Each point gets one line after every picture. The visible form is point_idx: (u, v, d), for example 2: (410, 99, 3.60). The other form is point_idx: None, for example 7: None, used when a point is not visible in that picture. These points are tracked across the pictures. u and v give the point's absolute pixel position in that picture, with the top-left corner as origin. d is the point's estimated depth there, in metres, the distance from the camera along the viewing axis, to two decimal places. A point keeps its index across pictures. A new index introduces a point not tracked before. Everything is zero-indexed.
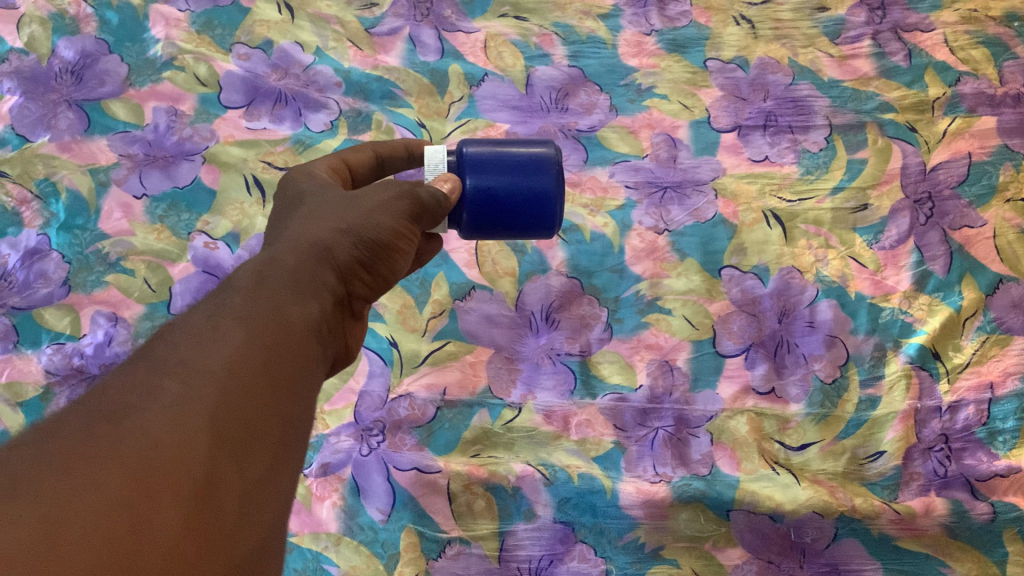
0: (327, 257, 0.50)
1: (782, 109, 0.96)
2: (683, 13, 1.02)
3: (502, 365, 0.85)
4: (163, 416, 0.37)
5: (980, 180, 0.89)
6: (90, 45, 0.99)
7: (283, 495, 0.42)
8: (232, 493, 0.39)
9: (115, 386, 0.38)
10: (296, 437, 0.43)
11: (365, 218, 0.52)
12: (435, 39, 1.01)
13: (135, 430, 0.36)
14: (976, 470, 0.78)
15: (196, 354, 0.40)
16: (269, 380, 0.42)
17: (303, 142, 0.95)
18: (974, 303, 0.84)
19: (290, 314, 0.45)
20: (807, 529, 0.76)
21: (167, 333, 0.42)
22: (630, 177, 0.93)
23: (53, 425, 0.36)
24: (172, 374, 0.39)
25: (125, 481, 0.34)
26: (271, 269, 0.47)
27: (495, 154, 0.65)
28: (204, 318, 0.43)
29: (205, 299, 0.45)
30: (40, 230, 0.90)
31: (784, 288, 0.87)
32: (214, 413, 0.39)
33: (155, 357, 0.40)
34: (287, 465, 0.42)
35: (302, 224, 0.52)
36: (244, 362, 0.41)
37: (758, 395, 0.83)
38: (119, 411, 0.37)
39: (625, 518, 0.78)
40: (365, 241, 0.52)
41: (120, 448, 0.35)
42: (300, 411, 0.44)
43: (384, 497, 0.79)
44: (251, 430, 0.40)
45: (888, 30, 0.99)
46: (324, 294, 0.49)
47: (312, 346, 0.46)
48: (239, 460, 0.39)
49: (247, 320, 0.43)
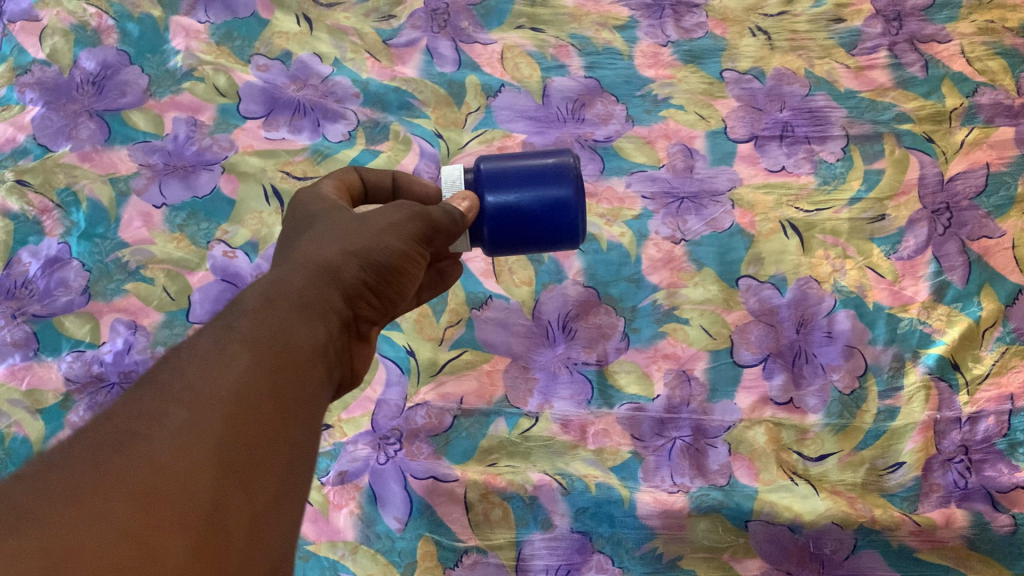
0: (333, 280, 0.51)
1: (799, 119, 0.96)
2: (700, 25, 1.03)
3: (519, 374, 0.85)
4: (169, 444, 0.38)
5: (998, 191, 0.88)
6: (111, 56, 1.00)
7: (290, 521, 0.43)
8: (242, 519, 0.39)
9: (123, 413, 0.39)
10: (301, 462, 0.44)
11: (374, 239, 0.53)
12: (452, 50, 1.02)
13: (141, 459, 0.37)
14: (997, 482, 0.77)
15: (202, 381, 0.41)
16: (275, 406, 0.43)
17: (321, 153, 0.95)
18: (994, 314, 0.83)
19: (297, 339, 0.46)
20: (827, 540, 0.75)
21: (173, 356, 0.42)
22: (646, 187, 0.94)
23: (57, 453, 0.37)
24: (179, 400, 0.40)
25: (133, 509, 0.35)
26: (277, 293, 0.48)
27: (513, 168, 0.65)
28: (210, 343, 0.43)
29: (212, 322, 0.46)
30: (61, 238, 0.91)
31: (802, 298, 0.87)
32: (221, 439, 0.39)
33: (161, 382, 0.40)
34: (293, 489, 0.43)
35: (309, 246, 0.52)
36: (250, 387, 0.42)
37: (777, 406, 0.82)
38: (126, 438, 0.37)
39: (643, 528, 0.77)
40: (373, 264, 0.52)
41: (127, 475, 0.36)
42: (304, 434, 0.44)
43: (401, 505, 0.79)
44: (258, 455, 0.41)
45: (904, 41, 0.99)
46: (330, 318, 0.50)
47: (318, 371, 0.47)
48: (247, 485, 0.40)
49: (254, 345, 0.44)
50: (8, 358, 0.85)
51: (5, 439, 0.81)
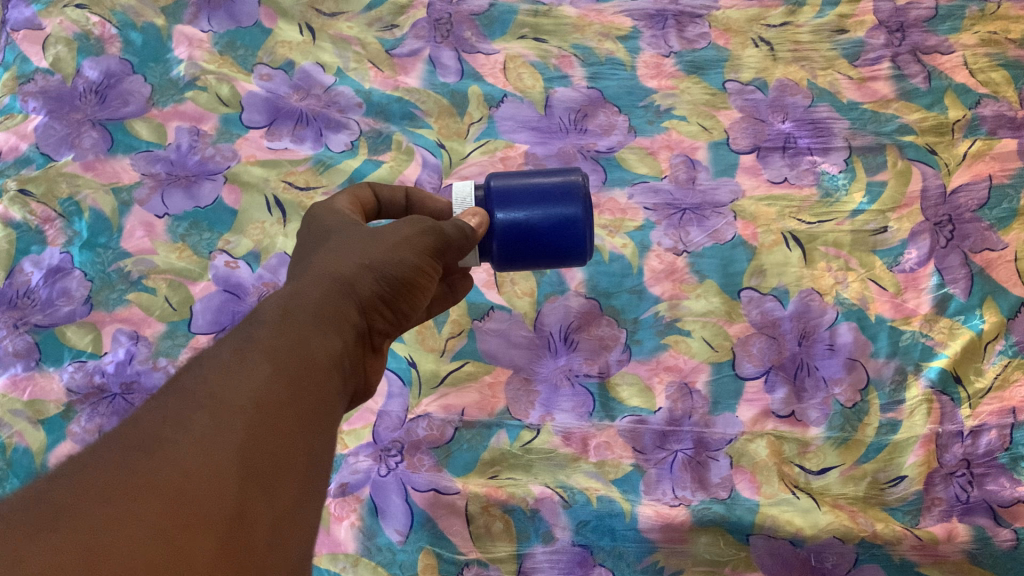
0: (348, 292, 0.51)
1: (802, 131, 0.96)
2: (702, 35, 1.03)
3: (521, 386, 0.85)
4: (193, 450, 0.38)
5: (1001, 204, 0.88)
6: (114, 65, 1.00)
7: (309, 528, 0.42)
8: (264, 524, 0.39)
9: (147, 419, 0.39)
10: (320, 470, 0.44)
11: (388, 253, 0.53)
12: (455, 60, 1.02)
13: (167, 462, 0.37)
14: (998, 496, 0.77)
15: (225, 388, 0.41)
16: (294, 415, 0.42)
17: (324, 163, 0.95)
18: (996, 327, 0.83)
19: (314, 349, 0.46)
20: (828, 554, 0.75)
21: (195, 365, 0.43)
22: (649, 199, 0.94)
23: (87, 457, 0.37)
24: (203, 407, 0.40)
25: (161, 511, 0.35)
26: (294, 304, 0.48)
27: (522, 184, 0.65)
28: (231, 352, 0.43)
29: (231, 332, 0.46)
30: (63, 248, 0.91)
31: (804, 310, 0.87)
32: (243, 446, 0.39)
33: (184, 390, 0.41)
34: (312, 496, 0.43)
35: (326, 259, 0.53)
36: (271, 396, 0.42)
37: (778, 418, 0.82)
38: (152, 443, 0.37)
39: (643, 541, 0.77)
40: (387, 277, 0.52)
41: (153, 479, 0.36)
42: (323, 444, 0.44)
43: (402, 518, 0.79)
44: (279, 461, 0.41)
45: (907, 52, 0.99)
46: (346, 329, 0.50)
47: (335, 381, 0.47)
48: (267, 492, 0.40)
49: (274, 355, 0.44)
50: (10, 368, 0.85)
51: (6, 450, 0.81)
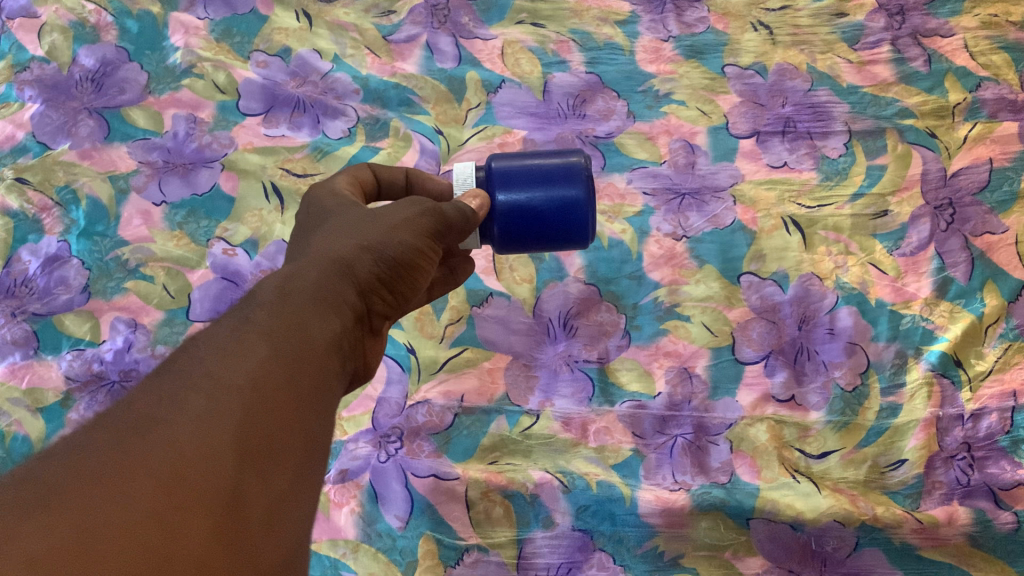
0: (347, 274, 0.51)
1: (802, 115, 0.95)
2: (701, 19, 1.02)
3: (520, 372, 0.85)
4: (189, 430, 0.38)
5: (1002, 187, 0.88)
6: (110, 53, 1.00)
7: (307, 510, 0.42)
8: (260, 506, 0.39)
9: (142, 400, 0.39)
10: (318, 453, 0.43)
11: (387, 235, 0.53)
12: (452, 46, 1.02)
13: (162, 442, 0.37)
14: (999, 479, 0.77)
15: (221, 368, 0.41)
16: (292, 396, 0.42)
17: (321, 150, 0.95)
18: (996, 310, 0.83)
19: (313, 330, 0.46)
20: (829, 537, 0.75)
21: (191, 346, 0.42)
22: (648, 184, 0.93)
23: (80, 437, 0.37)
24: (199, 387, 0.40)
25: (155, 491, 0.35)
26: (292, 285, 0.48)
27: (523, 167, 0.65)
28: (228, 333, 0.43)
29: (228, 313, 0.45)
30: (60, 236, 0.91)
31: (804, 294, 0.86)
32: (239, 426, 0.39)
33: (180, 371, 0.40)
34: (310, 477, 0.43)
35: (323, 241, 0.52)
36: (267, 376, 0.42)
37: (778, 403, 0.82)
38: (146, 423, 0.37)
39: (643, 526, 0.77)
40: (386, 259, 0.52)
41: (148, 459, 0.36)
42: (320, 425, 0.44)
43: (402, 504, 0.79)
44: (276, 442, 0.41)
45: (907, 35, 0.98)
46: (344, 310, 0.49)
47: (333, 363, 0.46)
48: (263, 472, 0.40)
49: (271, 336, 0.44)
50: (8, 357, 0.85)
51: (5, 438, 0.81)
